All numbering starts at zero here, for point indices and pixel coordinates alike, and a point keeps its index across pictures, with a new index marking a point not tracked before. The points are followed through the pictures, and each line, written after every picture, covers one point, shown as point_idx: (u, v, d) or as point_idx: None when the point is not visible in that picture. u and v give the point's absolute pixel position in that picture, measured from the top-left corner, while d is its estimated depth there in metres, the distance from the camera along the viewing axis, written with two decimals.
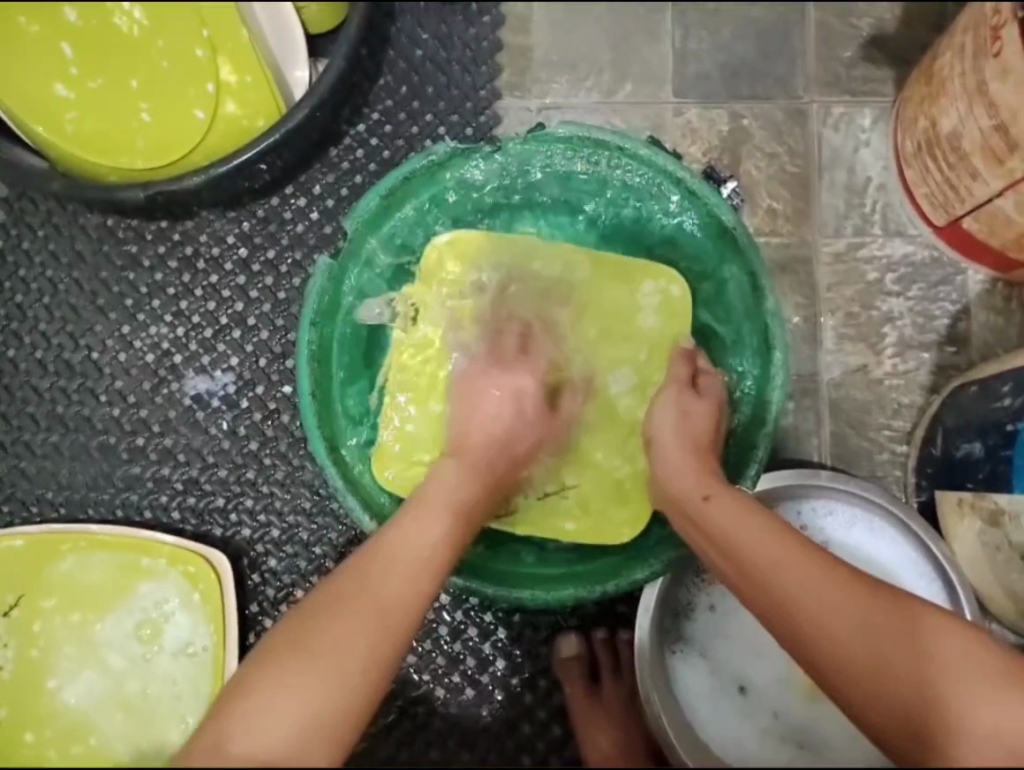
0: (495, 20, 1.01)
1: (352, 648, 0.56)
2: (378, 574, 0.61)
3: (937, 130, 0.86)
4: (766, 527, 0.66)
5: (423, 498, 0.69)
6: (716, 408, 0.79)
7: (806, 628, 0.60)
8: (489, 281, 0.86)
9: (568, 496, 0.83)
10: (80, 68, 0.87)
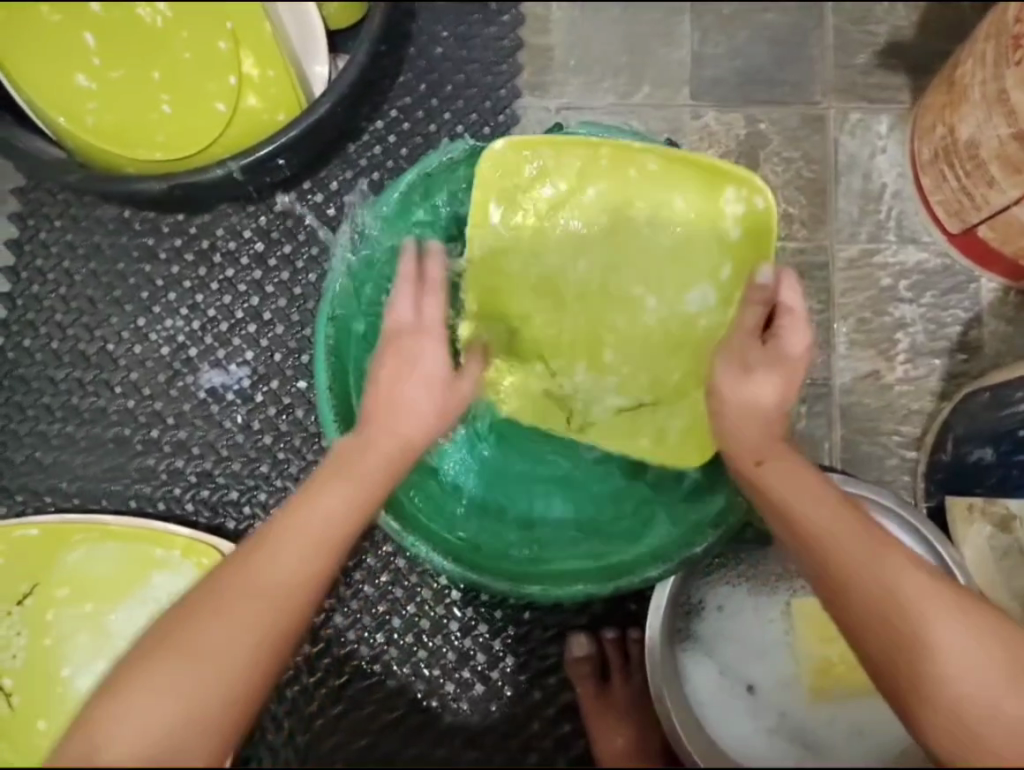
0: (515, 19, 1.01)
1: (216, 676, 0.52)
2: (257, 588, 0.55)
3: (956, 136, 0.86)
4: (838, 508, 0.62)
5: (320, 486, 0.61)
6: (801, 339, 0.68)
7: (874, 636, 0.58)
8: (564, 207, 0.82)
9: (639, 422, 0.83)
10: (101, 58, 0.87)
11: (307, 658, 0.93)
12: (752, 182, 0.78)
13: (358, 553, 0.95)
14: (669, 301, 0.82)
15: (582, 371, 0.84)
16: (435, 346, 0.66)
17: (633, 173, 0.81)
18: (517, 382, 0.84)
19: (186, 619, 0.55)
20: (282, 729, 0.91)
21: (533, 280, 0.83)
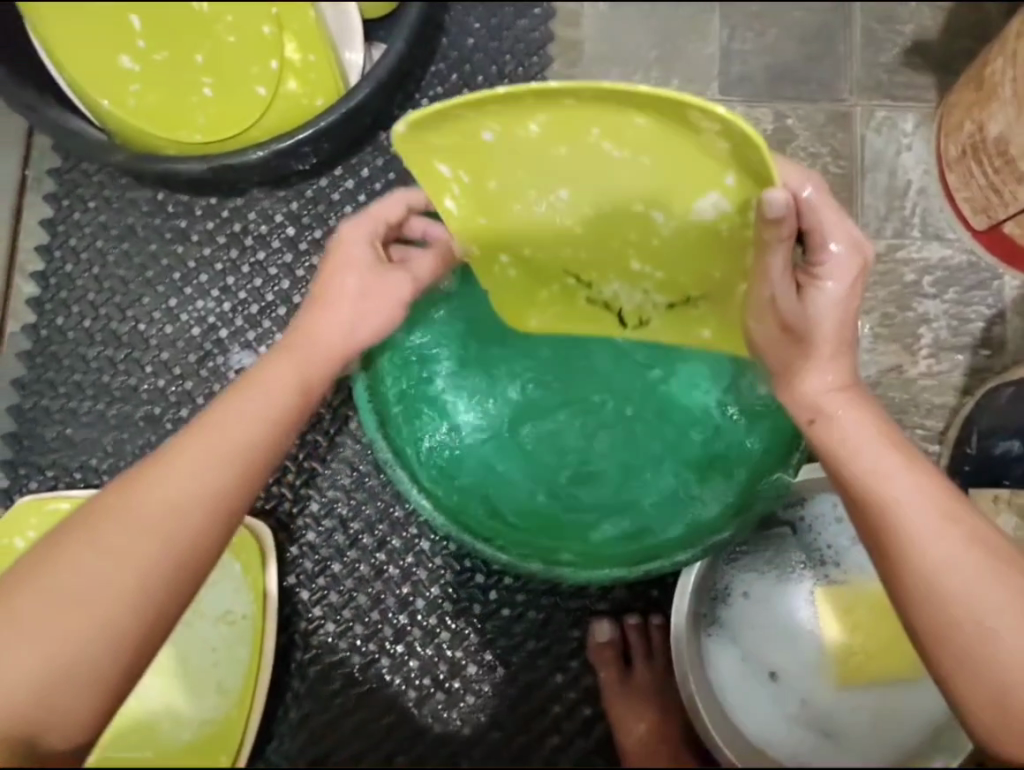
0: (546, 13, 1.02)
1: (113, 598, 0.55)
2: (146, 503, 0.57)
3: (984, 135, 0.87)
4: (897, 452, 0.60)
5: (226, 411, 0.62)
6: (849, 286, 0.61)
7: (914, 575, 0.57)
8: (520, 168, 0.57)
9: (692, 316, 0.68)
10: (147, 41, 0.88)
11: (332, 636, 0.95)
12: (748, 129, 0.50)
13: (383, 536, 0.96)
14: (678, 212, 0.58)
15: (615, 280, 0.67)
16: (364, 266, 0.67)
17: (596, 130, 0.53)
18: (558, 294, 0.71)
19: (85, 524, 0.57)
20: (306, 704, 0.94)
21: (509, 235, 0.63)
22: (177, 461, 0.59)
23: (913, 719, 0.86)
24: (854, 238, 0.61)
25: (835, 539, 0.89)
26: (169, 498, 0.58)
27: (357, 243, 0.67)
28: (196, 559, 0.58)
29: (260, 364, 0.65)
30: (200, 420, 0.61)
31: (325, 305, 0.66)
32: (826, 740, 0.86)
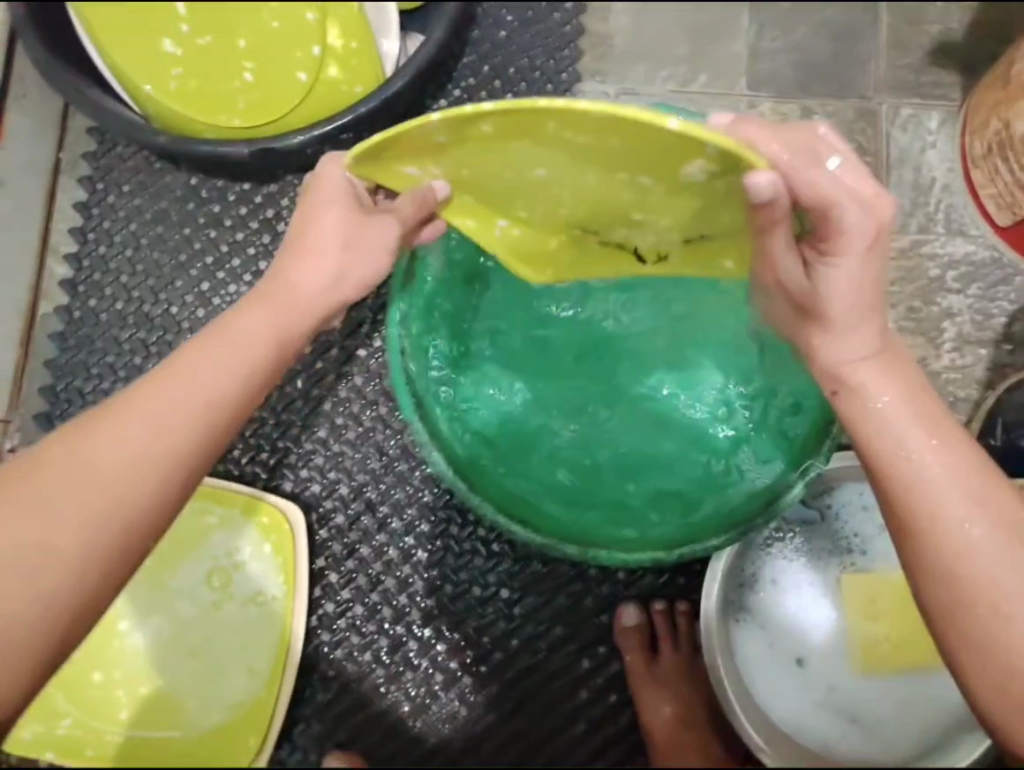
0: (578, 7, 1.03)
1: (50, 562, 0.53)
2: (99, 461, 0.55)
3: (1011, 131, 0.87)
4: (926, 430, 0.58)
5: (191, 365, 0.59)
6: (868, 246, 0.56)
7: (927, 555, 0.57)
8: (487, 163, 0.59)
9: (710, 247, 0.65)
10: (190, 26, 0.91)
11: (359, 619, 0.95)
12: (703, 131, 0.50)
13: (411, 521, 0.96)
14: (667, 176, 0.56)
15: (623, 227, 0.64)
16: (344, 213, 0.62)
17: (551, 122, 0.52)
18: (567, 242, 0.68)
19: (23, 481, 0.55)
20: (335, 686, 0.95)
21: (499, 192, 0.63)
22: (135, 417, 0.56)
23: (939, 704, 0.88)
24: (869, 194, 0.56)
25: (862, 528, 0.91)
26: (121, 455, 0.55)
27: (337, 184, 0.62)
28: (145, 529, 0.56)
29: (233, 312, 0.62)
30: (159, 374, 0.58)
31: (304, 253, 0.63)
32: (854, 726, 0.88)
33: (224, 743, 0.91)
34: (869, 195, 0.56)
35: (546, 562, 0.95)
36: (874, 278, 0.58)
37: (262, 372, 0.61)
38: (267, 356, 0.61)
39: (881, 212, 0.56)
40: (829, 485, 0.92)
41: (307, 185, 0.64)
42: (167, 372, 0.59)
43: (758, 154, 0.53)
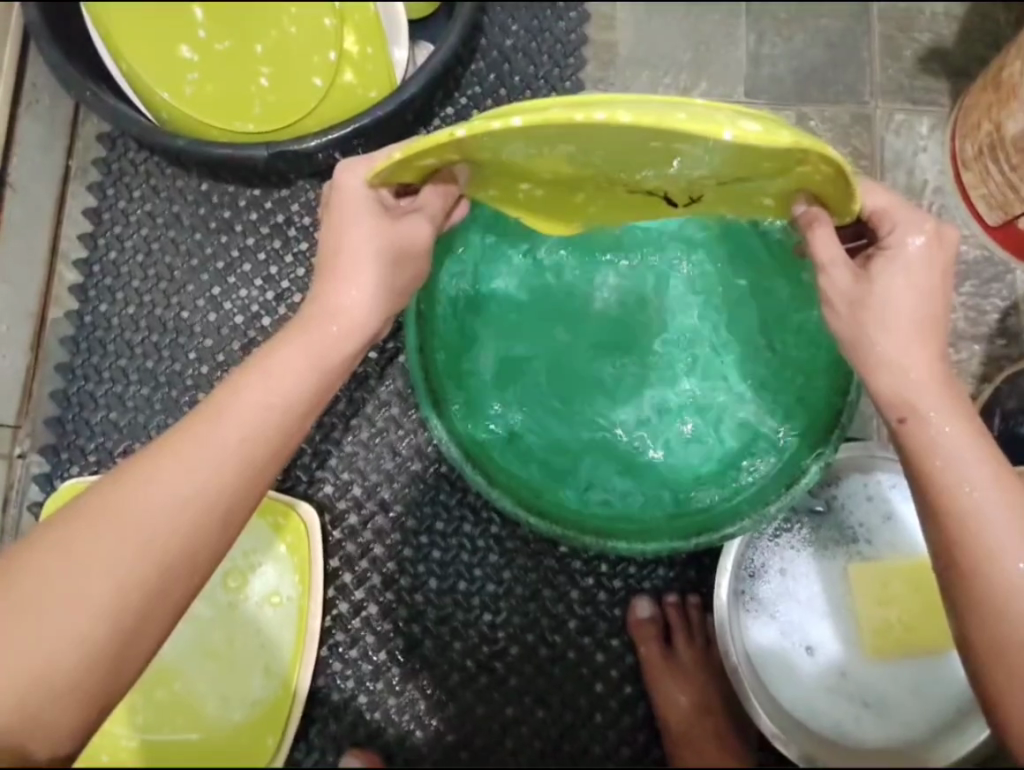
0: (581, 16, 1.06)
1: (101, 601, 0.57)
2: (145, 504, 0.58)
3: (1003, 133, 0.91)
4: (988, 464, 0.62)
5: (232, 404, 0.61)
6: (935, 276, 0.64)
7: (982, 588, 0.60)
8: (523, 151, 0.60)
9: (734, 196, 0.66)
10: (207, 32, 0.94)
11: (374, 618, 0.96)
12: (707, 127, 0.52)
13: (424, 519, 0.97)
14: (700, 158, 0.57)
15: (654, 181, 0.64)
16: (370, 226, 0.65)
17: (581, 115, 0.53)
18: (595, 195, 0.69)
19: (77, 522, 0.58)
20: (350, 685, 0.95)
21: (532, 170, 0.64)
22: (181, 459, 0.60)
23: (947, 685, 0.90)
24: (935, 225, 0.64)
25: (867, 517, 0.93)
26: (168, 497, 0.59)
27: (360, 198, 0.65)
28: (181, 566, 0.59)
29: (272, 345, 0.65)
30: (200, 412, 0.61)
31: (336, 278, 0.65)
32: (865, 711, 0.90)
33: (243, 744, 0.91)
34: (932, 224, 0.64)
35: (561, 557, 0.97)
36: (936, 297, 0.64)
37: (296, 406, 0.63)
38: (301, 390, 0.63)
39: (944, 245, 0.64)
40: (830, 476, 0.95)
41: (330, 195, 0.67)
42: (208, 412, 0.61)
43: (784, 132, 0.55)
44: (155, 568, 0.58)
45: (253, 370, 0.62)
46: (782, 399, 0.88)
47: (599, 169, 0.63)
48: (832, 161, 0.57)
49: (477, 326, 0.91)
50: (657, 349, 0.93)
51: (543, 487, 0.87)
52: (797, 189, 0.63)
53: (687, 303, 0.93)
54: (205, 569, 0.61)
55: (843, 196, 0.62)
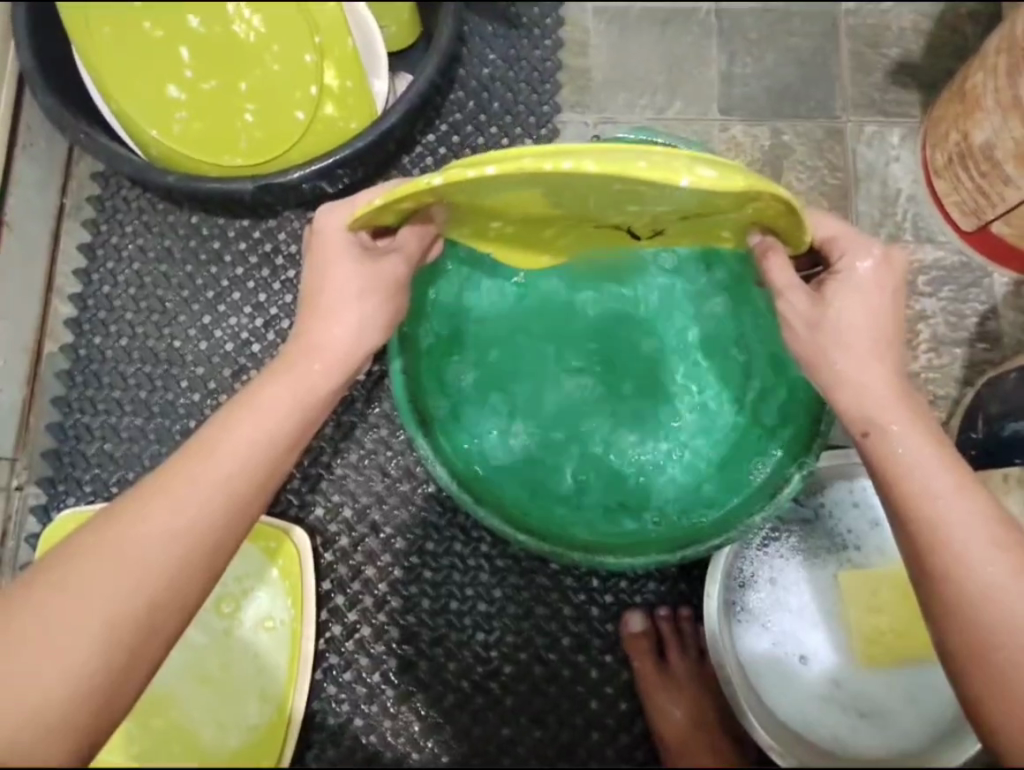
0: (555, 44, 1.09)
1: (98, 632, 0.58)
2: (139, 536, 0.60)
3: (971, 142, 0.93)
4: (950, 474, 0.63)
5: (222, 439, 0.64)
6: (886, 296, 0.66)
7: (953, 590, 0.61)
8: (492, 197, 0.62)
9: (695, 229, 0.68)
10: (193, 71, 0.96)
11: (368, 640, 0.97)
12: (664, 174, 0.54)
13: (415, 540, 0.98)
14: (659, 200, 0.59)
15: (618, 218, 0.66)
16: (353, 263, 0.68)
17: (549, 164, 0.55)
18: (564, 229, 0.71)
19: (74, 557, 0.60)
20: (345, 709, 0.95)
21: (499, 211, 0.66)
22: (173, 493, 0.61)
23: (942, 692, 0.90)
24: (883, 249, 0.66)
25: (856, 524, 0.94)
26: (161, 530, 0.60)
27: (341, 238, 0.68)
28: (174, 595, 0.60)
29: (257, 383, 0.67)
30: (190, 449, 0.64)
31: (321, 316, 0.68)
32: (862, 720, 0.90)
33: None
34: (881, 248, 0.66)
35: (552, 574, 0.98)
36: (889, 318, 0.66)
37: (283, 440, 0.65)
38: (287, 425, 0.65)
39: (894, 268, 0.66)
40: (817, 484, 0.95)
41: (311, 235, 0.69)
42: (199, 449, 0.64)
43: (735, 174, 0.57)
44: (150, 599, 0.59)
45: (241, 407, 0.65)
46: (764, 414, 0.89)
47: (566, 209, 0.65)
48: (783, 200, 0.59)
49: (463, 350, 0.92)
50: (644, 371, 0.94)
51: (532, 507, 0.88)
52: (752, 224, 0.65)
53: (672, 325, 0.94)
54: (196, 601, 0.62)
55: (795, 229, 0.64)
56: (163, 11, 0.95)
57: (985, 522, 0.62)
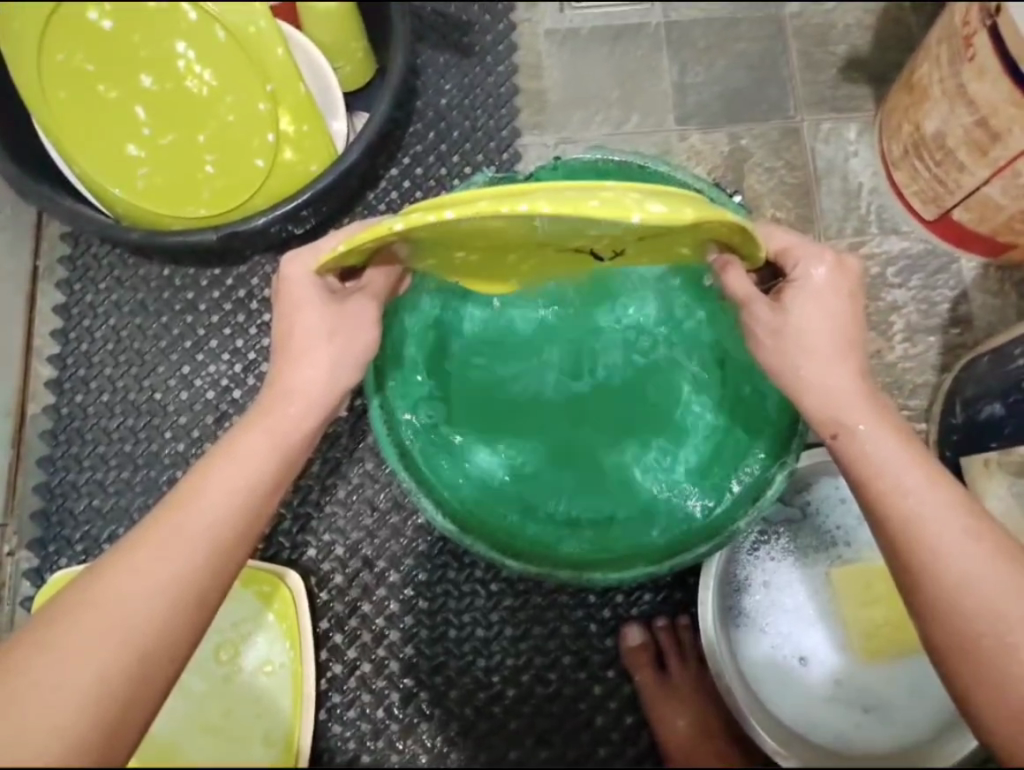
0: (509, 69, 1.11)
1: (89, 688, 0.57)
2: (126, 592, 0.60)
3: (923, 132, 0.93)
4: (920, 469, 0.63)
5: (202, 490, 0.64)
6: (844, 300, 0.66)
7: (927, 583, 0.61)
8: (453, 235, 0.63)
9: (651, 248, 0.69)
10: (151, 128, 0.97)
11: (369, 676, 0.97)
12: (618, 214, 0.55)
13: (409, 572, 0.99)
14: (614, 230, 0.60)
15: (575, 244, 0.67)
16: (320, 307, 0.69)
17: (507, 209, 0.56)
18: (523, 257, 0.72)
19: (62, 616, 0.60)
20: (352, 746, 0.95)
21: (460, 246, 0.68)
22: (157, 546, 0.62)
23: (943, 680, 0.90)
24: (835, 255, 0.66)
25: (843, 519, 0.94)
26: (148, 584, 0.61)
27: (307, 284, 0.68)
28: (163, 648, 0.60)
29: (234, 433, 0.68)
30: (172, 502, 0.64)
31: (293, 363, 0.69)
32: (866, 715, 0.90)
33: None
34: (833, 253, 0.66)
35: (547, 594, 0.98)
36: (849, 319, 0.66)
37: (262, 484, 0.66)
38: (267, 471, 0.66)
39: (848, 272, 0.67)
40: (803, 483, 0.95)
41: (278, 283, 0.70)
42: (180, 502, 0.64)
43: (685, 208, 0.58)
44: (139, 653, 0.59)
45: (221, 457, 0.66)
46: (745, 419, 0.89)
47: (523, 239, 0.66)
48: (732, 223, 0.61)
49: (442, 380, 0.93)
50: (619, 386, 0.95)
51: (520, 529, 0.87)
52: (709, 241, 0.66)
53: (643, 336, 0.95)
54: (186, 653, 0.62)
55: (750, 243, 0.64)
56: (116, 71, 0.97)
57: (960, 514, 0.62)
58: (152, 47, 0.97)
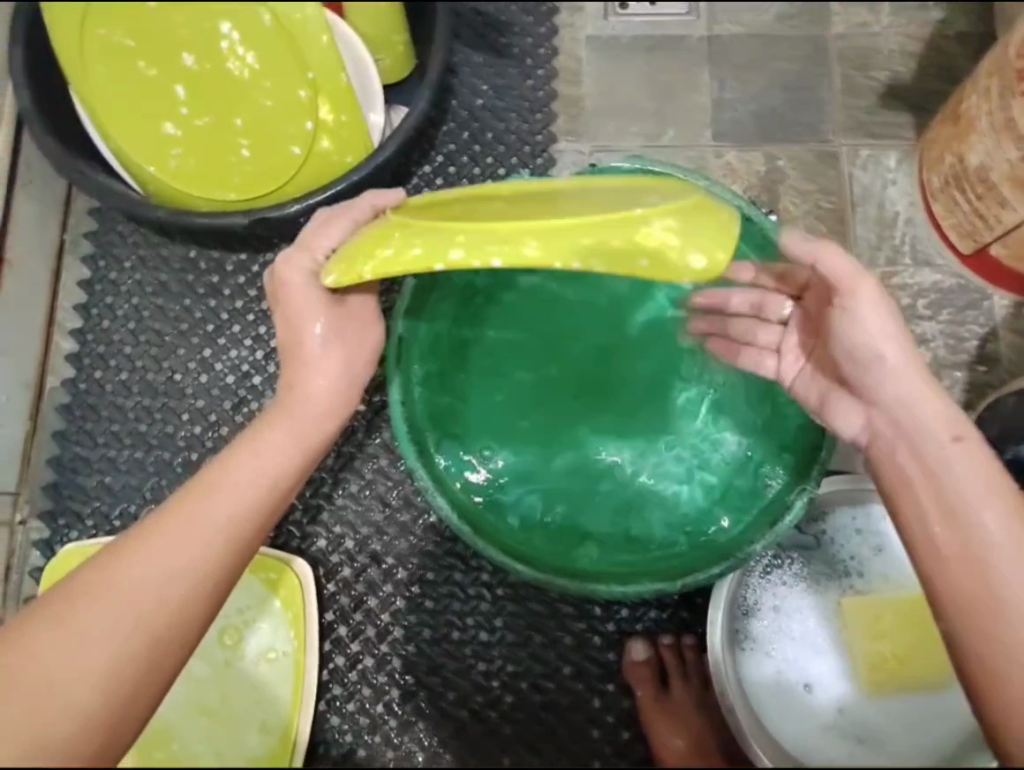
0: (548, 73, 1.10)
1: (98, 668, 0.57)
2: (140, 576, 0.59)
3: (966, 164, 0.92)
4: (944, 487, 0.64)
5: (220, 482, 0.64)
6: (876, 327, 0.65)
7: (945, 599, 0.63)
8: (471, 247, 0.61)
9: None
10: (190, 108, 0.97)
11: (370, 671, 0.96)
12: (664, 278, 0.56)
13: (416, 571, 0.98)
14: None
15: None
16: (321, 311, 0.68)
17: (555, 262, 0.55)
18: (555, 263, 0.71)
19: (73, 595, 0.59)
20: (348, 739, 0.95)
21: None
22: (173, 533, 0.61)
23: (947, 719, 0.89)
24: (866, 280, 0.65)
25: (858, 550, 0.93)
26: (162, 569, 0.60)
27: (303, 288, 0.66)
28: (174, 634, 0.60)
29: (255, 426, 0.68)
30: (190, 490, 0.64)
31: (304, 362, 0.69)
32: (865, 748, 0.88)
33: None
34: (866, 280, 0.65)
35: (551, 602, 0.97)
36: (885, 346, 0.65)
37: (283, 480, 0.66)
38: (287, 467, 0.66)
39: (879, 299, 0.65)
40: (818, 509, 0.94)
41: (270, 283, 0.68)
42: (199, 490, 0.64)
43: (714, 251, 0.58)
44: (150, 637, 0.59)
45: (242, 450, 0.66)
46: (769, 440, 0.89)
47: None
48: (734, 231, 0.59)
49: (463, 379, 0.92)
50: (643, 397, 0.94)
51: (529, 535, 0.87)
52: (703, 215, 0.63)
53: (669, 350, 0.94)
54: (195, 642, 0.62)
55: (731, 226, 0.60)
56: (157, 50, 0.96)
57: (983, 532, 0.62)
58: (193, 27, 0.96)
